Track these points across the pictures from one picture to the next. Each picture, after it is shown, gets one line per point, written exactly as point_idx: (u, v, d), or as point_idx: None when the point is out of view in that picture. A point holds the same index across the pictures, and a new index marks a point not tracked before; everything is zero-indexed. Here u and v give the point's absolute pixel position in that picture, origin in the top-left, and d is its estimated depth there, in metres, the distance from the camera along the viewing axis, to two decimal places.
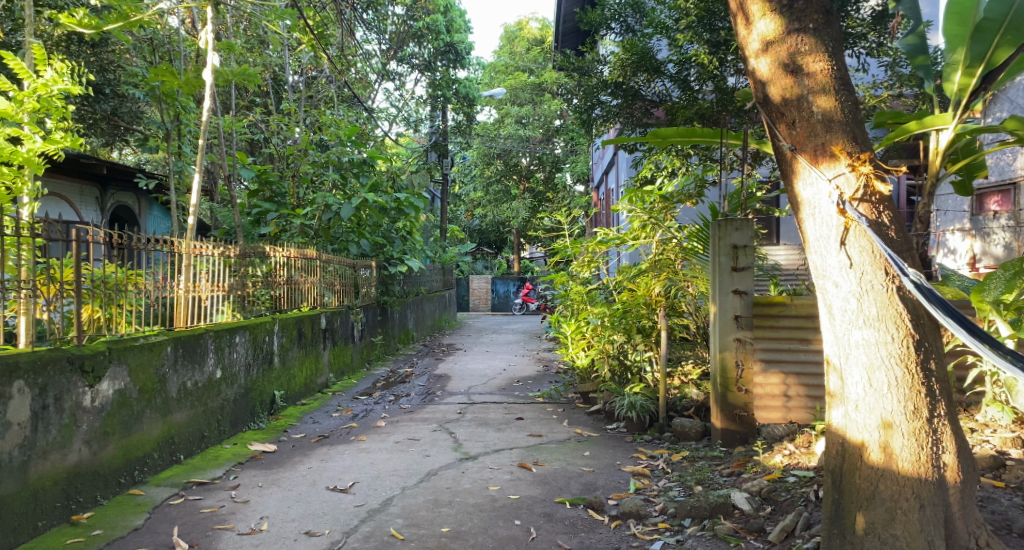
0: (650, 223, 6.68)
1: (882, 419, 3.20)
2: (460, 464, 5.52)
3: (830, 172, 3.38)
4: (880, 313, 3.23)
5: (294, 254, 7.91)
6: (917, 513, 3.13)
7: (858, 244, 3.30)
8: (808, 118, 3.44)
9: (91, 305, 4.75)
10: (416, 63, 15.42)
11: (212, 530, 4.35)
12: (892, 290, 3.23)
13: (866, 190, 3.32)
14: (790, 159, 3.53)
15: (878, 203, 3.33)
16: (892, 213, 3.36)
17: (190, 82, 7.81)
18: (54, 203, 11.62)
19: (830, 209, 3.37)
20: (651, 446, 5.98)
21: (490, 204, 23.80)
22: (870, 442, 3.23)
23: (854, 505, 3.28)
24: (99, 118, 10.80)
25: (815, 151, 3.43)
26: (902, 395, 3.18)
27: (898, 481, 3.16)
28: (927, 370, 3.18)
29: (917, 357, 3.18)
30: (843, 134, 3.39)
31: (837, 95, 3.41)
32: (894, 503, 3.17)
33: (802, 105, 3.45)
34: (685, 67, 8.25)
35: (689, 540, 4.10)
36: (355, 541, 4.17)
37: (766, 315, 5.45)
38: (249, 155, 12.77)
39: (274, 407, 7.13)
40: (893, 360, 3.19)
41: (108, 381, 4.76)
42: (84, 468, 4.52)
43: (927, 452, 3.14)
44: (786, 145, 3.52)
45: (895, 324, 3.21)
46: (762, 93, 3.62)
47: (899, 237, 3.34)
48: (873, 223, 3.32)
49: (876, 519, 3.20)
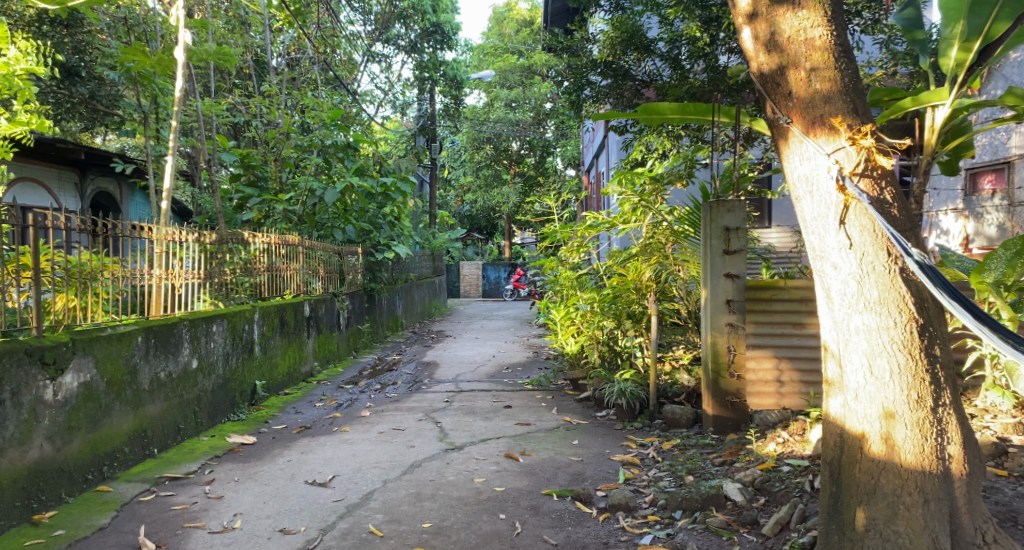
0: (640, 206, 6.41)
1: (883, 409, 3.03)
2: (445, 455, 5.33)
3: (829, 146, 3.17)
4: (881, 296, 3.05)
5: (274, 240, 7.67)
6: (920, 508, 2.96)
7: (859, 223, 3.10)
8: (805, 89, 3.24)
9: (66, 294, 4.65)
10: (403, 45, 15.05)
11: (181, 529, 4.15)
12: (894, 271, 3.05)
13: (867, 165, 3.10)
14: (785, 132, 3.33)
15: (880, 179, 3.12)
16: (895, 188, 3.15)
17: (162, 62, 7.57)
18: (31, 189, 11.39)
19: (829, 186, 3.17)
20: (641, 434, 5.81)
21: (479, 189, 23.53)
22: (871, 433, 3.06)
23: (853, 500, 3.10)
24: (76, 101, 10.54)
25: (812, 123, 3.23)
26: (905, 382, 3.00)
27: (901, 474, 2.99)
28: (933, 357, 3.00)
29: (921, 343, 3.00)
30: (842, 106, 3.18)
31: (837, 63, 3.21)
32: (895, 498, 3.00)
33: (798, 74, 3.25)
34: (674, 45, 8.04)
35: (680, 533, 3.93)
36: (331, 540, 3.99)
37: (758, 299, 5.27)
38: (232, 139, 12.49)
39: (255, 397, 6.93)
40: (895, 346, 3.01)
41: (72, 373, 4.54)
42: (46, 465, 4.32)
43: (931, 443, 2.96)
44: (781, 118, 3.32)
45: (898, 307, 3.03)
46: (755, 65, 3.43)
47: (902, 215, 3.13)
48: (874, 200, 3.11)
49: (877, 515, 3.03)
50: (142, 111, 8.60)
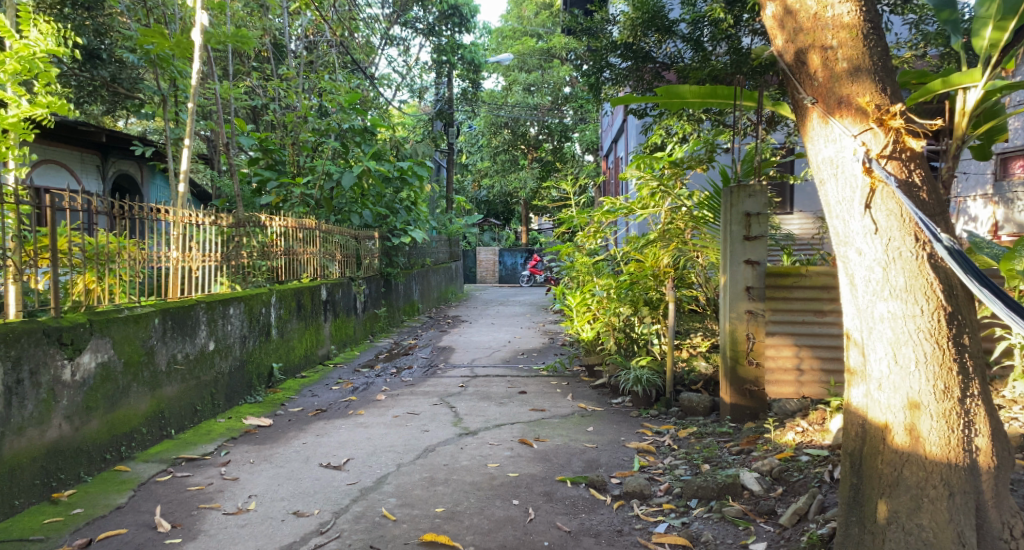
0: (659, 191, 6.39)
1: (908, 399, 2.95)
2: (459, 439, 5.32)
3: (855, 127, 3.08)
4: (908, 283, 2.95)
5: (291, 224, 7.66)
6: (945, 502, 2.88)
7: (885, 207, 3.01)
8: (832, 67, 3.14)
9: (89, 275, 4.68)
10: (420, 28, 15.00)
11: (196, 510, 4.16)
12: (922, 258, 2.95)
13: (895, 147, 3.01)
14: (810, 113, 3.24)
15: (908, 161, 3.02)
16: (924, 170, 3.04)
17: (180, 45, 7.55)
18: (53, 171, 11.47)
19: (855, 168, 3.08)
20: (657, 422, 5.76)
21: (497, 174, 23.48)
22: (894, 424, 2.98)
23: (875, 492, 3.04)
24: (98, 85, 10.52)
25: (837, 103, 3.13)
26: (931, 373, 2.91)
27: (926, 466, 2.91)
28: (961, 346, 2.91)
29: (949, 332, 2.91)
30: (871, 84, 3.08)
31: (866, 40, 3.10)
32: (919, 491, 2.92)
33: (825, 52, 3.16)
34: (697, 27, 7.95)
35: (695, 522, 3.89)
36: (344, 523, 3.98)
37: (778, 287, 5.22)
38: (251, 123, 12.49)
39: (272, 380, 6.94)
40: (922, 335, 2.92)
41: (90, 353, 4.56)
42: (65, 444, 4.34)
43: (958, 436, 2.88)
44: (807, 99, 3.24)
45: (925, 295, 2.93)
46: (781, 44, 3.34)
47: (931, 199, 3.03)
48: (903, 183, 3.01)
49: (900, 507, 2.96)
50: (162, 94, 8.60)
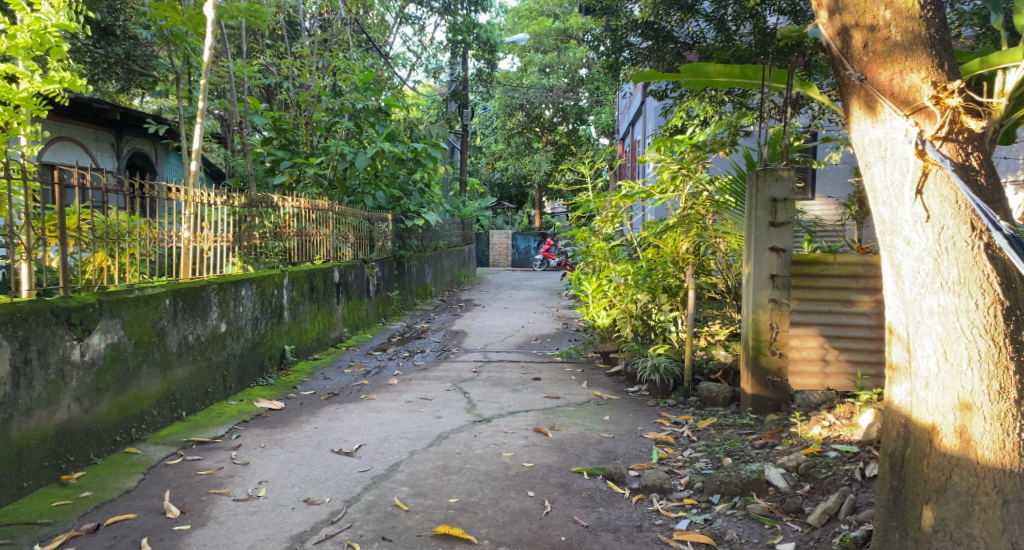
0: (680, 174, 6.20)
1: (959, 400, 2.77)
2: (473, 427, 5.20)
3: (908, 106, 2.90)
4: (961, 275, 2.78)
5: (304, 205, 7.52)
6: (998, 510, 2.70)
7: (938, 193, 2.83)
8: (884, 40, 2.95)
9: (103, 254, 4.57)
10: (436, 7, 14.76)
11: (206, 495, 4.06)
12: (979, 248, 2.77)
13: (952, 127, 2.82)
14: (857, 90, 3.06)
15: (966, 143, 2.83)
16: (983, 154, 2.85)
17: (193, 19, 7.39)
18: (67, 149, 11.39)
19: (907, 151, 2.90)
20: (675, 412, 5.62)
21: (511, 156, 23.28)
22: (942, 426, 2.81)
23: (920, 497, 2.87)
24: (112, 62, 10.39)
25: (888, 80, 2.95)
26: (985, 372, 2.73)
27: (977, 472, 2.73)
28: (1019, 344, 2.72)
29: (1007, 328, 2.72)
30: (926, 59, 2.89)
31: (923, 11, 2.91)
32: (970, 498, 2.75)
33: (877, 25, 2.97)
34: (721, 5, 7.77)
35: (719, 519, 3.76)
36: (356, 512, 3.87)
37: (806, 275, 5.04)
38: (264, 102, 12.33)
39: (284, 361, 6.84)
40: (976, 331, 2.74)
41: (99, 334, 4.45)
42: (74, 426, 4.25)
43: (1014, 439, 2.70)
44: (854, 75, 3.05)
45: (981, 288, 2.75)
46: (829, 17, 3.15)
47: (990, 184, 2.84)
48: (959, 167, 2.83)
49: (948, 515, 2.79)
50: (175, 71, 8.44)
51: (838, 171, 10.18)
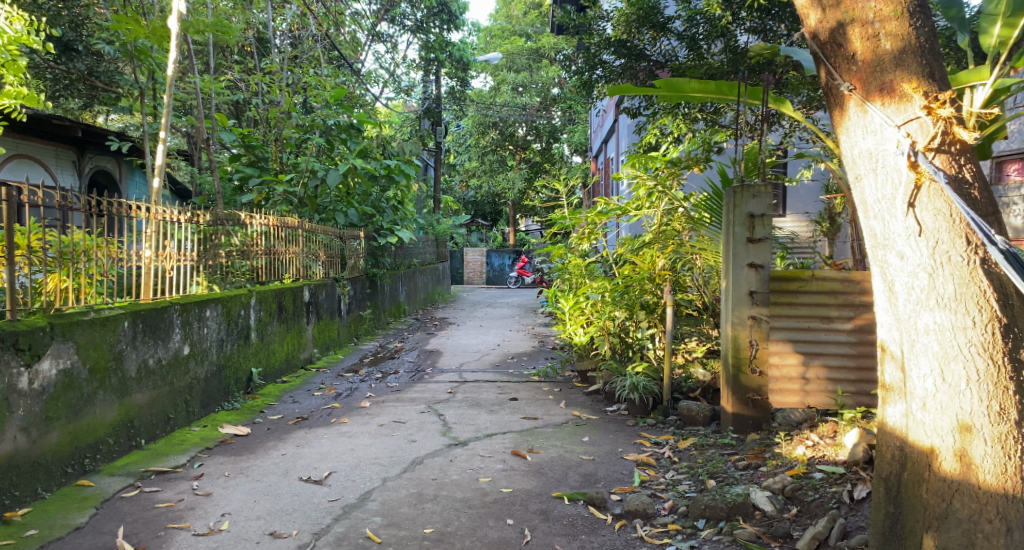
0: (657, 191, 6.08)
1: (958, 422, 2.66)
2: (448, 451, 5.02)
3: (899, 116, 2.82)
4: (957, 291, 2.68)
5: (272, 223, 7.31)
6: (1002, 538, 2.59)
7: (932, 206, 2.75)
8: (874, 47, 2.87)
9: (58, 275, 4.38)
10: (408, 25, 14.61)
11: (164, 530, 3.85)
12: (974, 263, 2.68)
13: (944, 138, 2.74)
14: (846, 100, 2.97)
15: (959, 154, 2.75)
16: (975, 165, 2.78)
17: (156, 32, 7.13)
18: (26, 166, 11.09)
19: (899, 161, 2.81)
20: (654, 432, 5.50)
21: (484, 174, 23.17)
22: (941, 448, 2.70)
23: (921, 525, 2.77)
24: (73, 78, 10.12)
25: (879, 89, 2.87)
26: (985, 392, 2.63)
27: (979, 498, 2.63)
28: (1018, 363, 2.62)
29: (1006, 346, 2.62)
30: (916, 68, 2.82)
31: (911, 19, 2.85)
32: (972, 525, 2.64)
33: (866, 32, 2.89)
34: (692, 24, 7.76)
35: (704, 546, 3.62)
36: (325, 546, 3.68)
37: (783, 291, 4.91)
38: (232, 118, 12.11)
39: (250, 385, 6.62)
40: (975, 349, 2.64)
41: (50, 360, 4.23)
42: (20, 458, 4.02)
43: (1015, 463, 2.59)
44: (843, 85, 2.96)
45: (977, 305, 2.66)
46: (814, 26, 3.07)
47: (983, 197, 2.76)
48: (952, 179, 2.75)
49: (950, 544, 2.69)
50: (139, 87, 8.21)
51: (809, 188, 10.20)
